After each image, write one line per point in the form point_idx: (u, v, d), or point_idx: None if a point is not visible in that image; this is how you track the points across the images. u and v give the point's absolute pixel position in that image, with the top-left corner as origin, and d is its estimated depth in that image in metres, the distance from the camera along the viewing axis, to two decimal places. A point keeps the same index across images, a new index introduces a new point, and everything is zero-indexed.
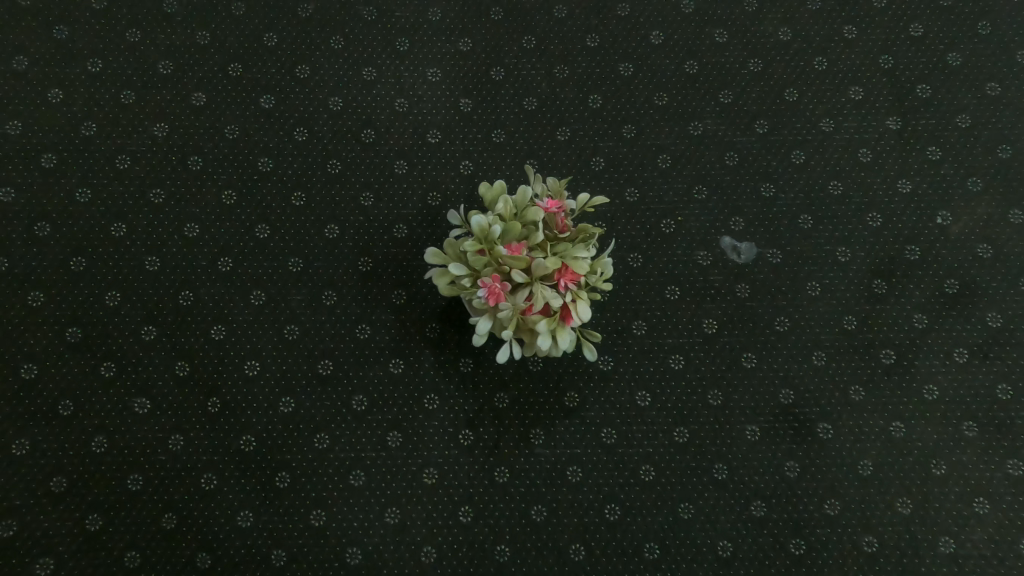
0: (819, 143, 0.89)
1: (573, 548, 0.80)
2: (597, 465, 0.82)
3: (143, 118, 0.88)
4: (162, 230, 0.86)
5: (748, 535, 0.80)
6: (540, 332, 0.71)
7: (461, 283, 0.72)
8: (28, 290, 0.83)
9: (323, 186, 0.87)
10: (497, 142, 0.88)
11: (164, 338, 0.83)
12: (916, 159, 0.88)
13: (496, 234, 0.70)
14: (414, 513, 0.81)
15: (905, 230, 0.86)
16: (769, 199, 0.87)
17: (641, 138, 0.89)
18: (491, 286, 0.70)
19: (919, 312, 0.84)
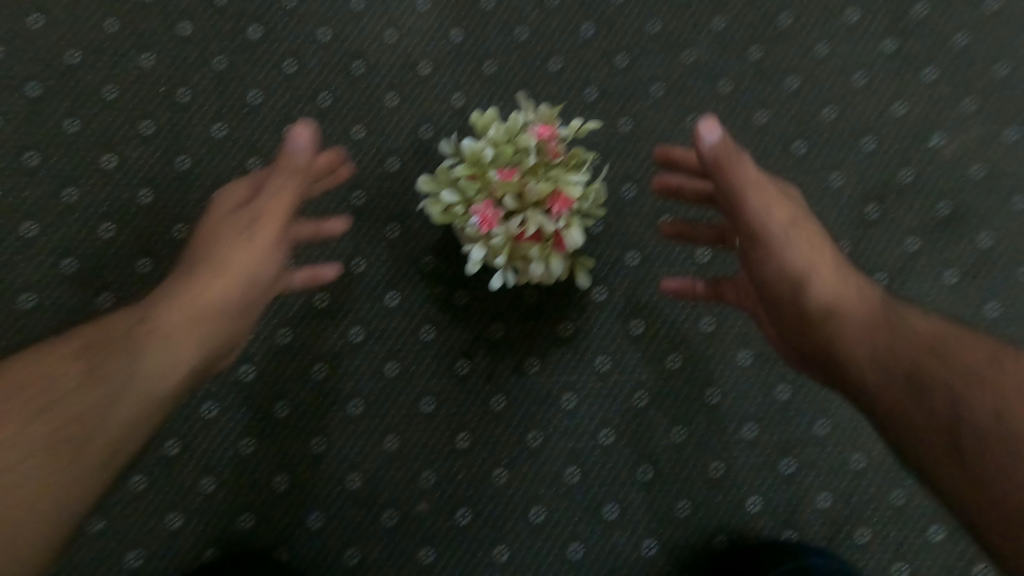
0: (814, 68, 0.88)
1: (568, 471, 0.82)
2: (592, 391, 0.83)
3: (128, 48, 0.87)
4: (153, 163, 0.85)
5: (740, 456, 0.83)
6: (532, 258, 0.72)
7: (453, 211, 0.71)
8: (22, 223, 0.83)
9: (315, 118, 0.87)
10: (489, 73, 0.87)
11: (159, 271, 0.83)
12: (911, 82, 0.87)
13: (487, 158, 0.70)
14: (413, 440, 0.82)
15: (898, 155, 0.86)
16: (763, 126, 0.87)
17: (634, 66, 0.88)
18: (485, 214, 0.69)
19: (911, 236, 0.85)
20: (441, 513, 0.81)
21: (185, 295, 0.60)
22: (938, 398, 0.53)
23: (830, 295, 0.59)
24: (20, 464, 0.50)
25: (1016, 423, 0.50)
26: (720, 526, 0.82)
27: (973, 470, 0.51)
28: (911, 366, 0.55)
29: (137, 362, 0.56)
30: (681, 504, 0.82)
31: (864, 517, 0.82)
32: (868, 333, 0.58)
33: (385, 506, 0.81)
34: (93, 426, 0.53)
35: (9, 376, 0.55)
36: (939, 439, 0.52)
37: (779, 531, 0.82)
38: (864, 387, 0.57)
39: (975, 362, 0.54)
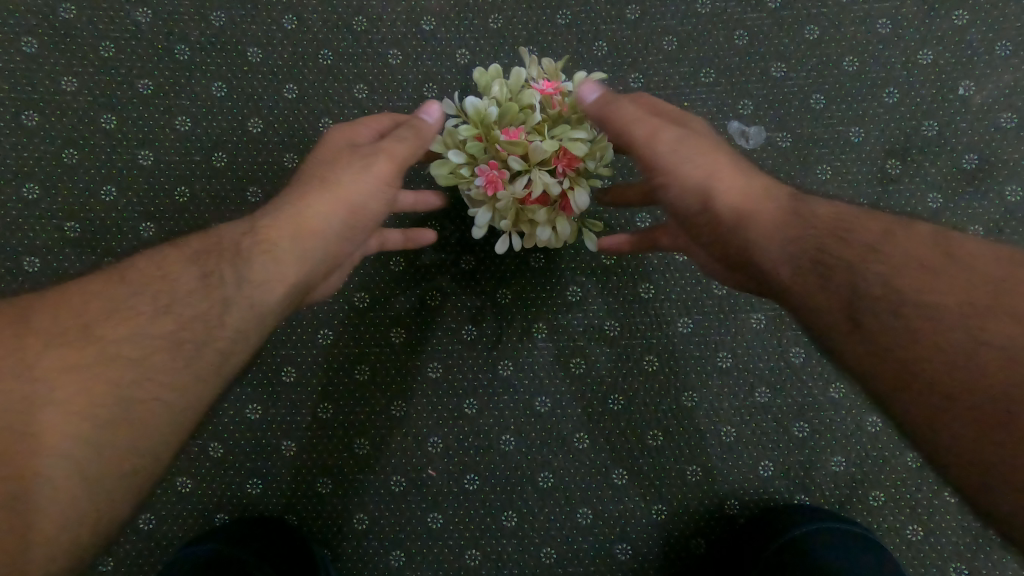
0: (835, 16, 0.84)
1: (576, 437, 0.81)
2: (601, 356, 0.82)
3: (124, 3, 0.84)
4: (153, 124, 0.83)
5: (752, 420, 0.81)
6: (539, 221, 0.70)
7: (459, 172, 0.69)
8: (22, 185, 0.82)
9: (316, 77, 0.84)
10: (495, 28, 0.84)
11: (162, 235, 0.82)
12: (940, 27, 0.83)
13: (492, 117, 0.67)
14: (419, 406, 0.82)
15: (923, 107, 0.82)
16: (780, 79, 0.83)
17: (646, 19, 0.84)
18: (489, 175, 0.67)
19: (934, 191, 0.81)
20: (449, 478, 0.81)
21: (294, 216, 0.61)
22: (839, 273, 0.53)
23: (737, 198, 0.59)
24: (146, 356, 0.51)
25: (905, 287, 0.50)
26: (731, 491, 0.81)
27: (872, 337, 0.50)
28: (818, 250, 0.54)
29: (252, 271, 0.56)
30: (692, 469, 0.81)
31: (878, 479, 0.81)
32: (778, 226, 0.57)
33: (394, 471, 0.81)
34: (210, 324, 0.54)
35: (131, 273, 0.55)
36: (840, 312, 0.52)
37: (792, 495, 0.80)
38: (778, 280, 0.56)
39: (873, 236, 0.54)
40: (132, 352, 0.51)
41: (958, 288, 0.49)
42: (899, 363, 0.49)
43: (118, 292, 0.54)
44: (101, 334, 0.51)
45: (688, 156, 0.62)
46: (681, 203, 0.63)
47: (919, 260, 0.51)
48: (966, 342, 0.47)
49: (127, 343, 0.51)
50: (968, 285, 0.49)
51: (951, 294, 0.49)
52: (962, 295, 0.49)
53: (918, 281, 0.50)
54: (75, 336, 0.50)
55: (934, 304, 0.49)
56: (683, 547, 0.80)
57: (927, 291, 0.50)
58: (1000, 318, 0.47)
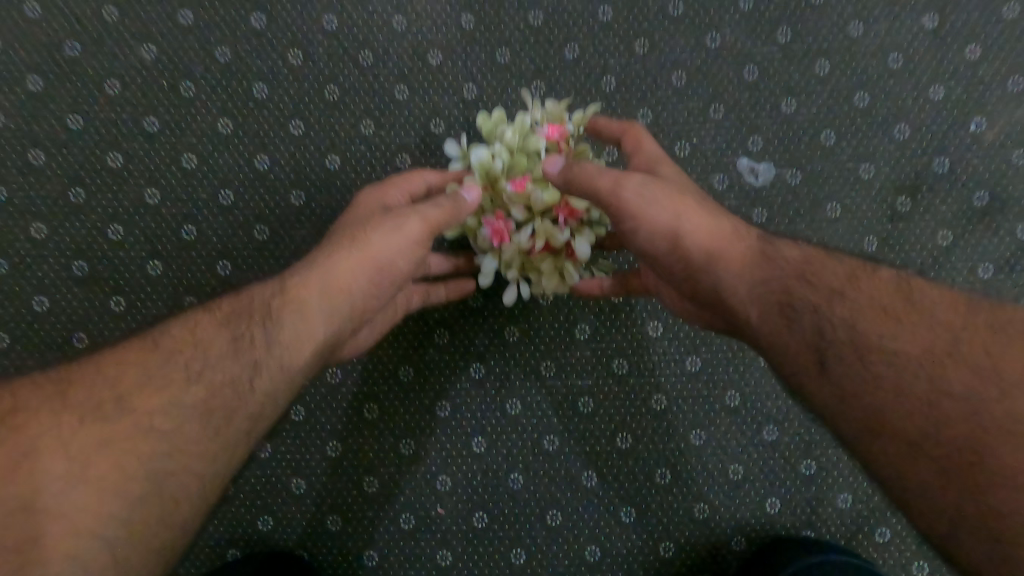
0: (846, 50, 0.83)
1: (585, 474, 0.81)
2: (608, 395, 0.82)
3: (129, 38, 0.83)
4: (159, 162, 0.83)
5: (759, 457, 0.82)
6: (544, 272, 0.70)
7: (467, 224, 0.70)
8: (30, 224, 0.82)
9: (322, 112, 0.83)
10: (502, 63, 0.83)
11: (171, 274, 0.82)
12: (953, 63, 0.82)
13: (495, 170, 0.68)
14: (428, 444, 0.82)
15: (934, 144, 0.82)
16: (790, 114, 0.82)
17: (655, 52, 0.83)
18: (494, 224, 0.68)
19: (944, 229, 0.81)
20: (457, 516, 0.81)
21: (322, 274, 0.58)
22: (806, 316, 0.52)
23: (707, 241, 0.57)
24: (178, 428, 0.51)
25: (868, 331, 0.50)
26: (738, 527, 0.81)
27: (839, 380, 0.50)
28: (785, 291, 0.54)
29: (280, 334, 0.55)
30: (699, 506, 0.81)
31: (884, 516, 0.81)
32: (744, 267, 0.56)
33: (403, 509, 0.82)
34: (240, 392, 0.53)
35: (165, 338, 0.54)
36: (810, 356, 0.51)
37: (798, 531, 0.81)
38: (749, 324, 0.55)
39: (835, 282, 0.53)
40: (166, 422, 0.51)
41: (920, 336, 0.49)
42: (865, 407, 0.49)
43: (153, 363, 0.53)
44: (136, 406, 0.51)
45: (655, 198, 0.59)
46: (649, 247, 0.60)
47: (883, 308, 0.51)
48: (929, 389, 0.47)
49: (162, 413, 0.51)
50: (929, 332, 0.49)
51: (914, 342, 0.49)
52: (925, 343, 0.49)
53: (882, 328, 0.50)
54: (108, 415, 0.50)
55: (898, 351, 0.49)
56: None
57: (892, 336, 0.50)
58: (961, 367, 0.47)
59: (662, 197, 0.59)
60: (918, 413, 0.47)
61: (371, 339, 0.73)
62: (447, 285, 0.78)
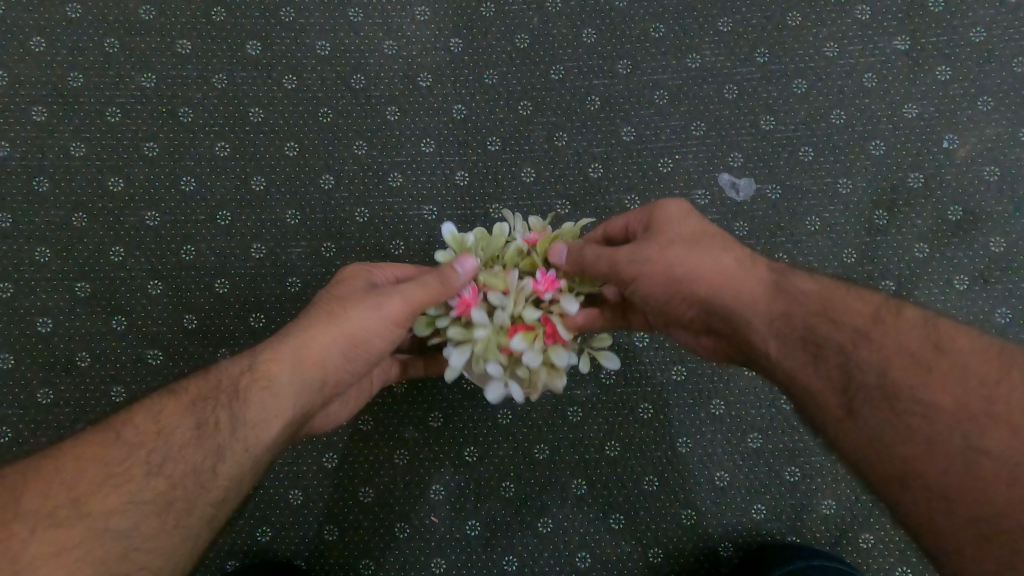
0: (822, 69, 0.86)
1: (574, 483, 0.84)
2: (596, 405, 0.84)
3: (129, 67, 0.87)
4: (159, 185, 0.86)
5: (744, 465, 0.84)
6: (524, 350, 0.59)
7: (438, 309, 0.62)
8: (34, 247, 0.85)
9: (316, 135, 0.86)
10: (490, 85, 0.86)
11: (170, 293, 0.85)
12: (924, 81, 0.85)
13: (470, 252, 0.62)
14: (421, 454, 0.84)
15: (908, 158, 0.84)
16: (769, 131, 0.85)
17: (637, 73, 0.86)
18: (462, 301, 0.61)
19: (920, 241, 0.83)
20: (451, 526, 0.83)
21: (297, 349, 0.59)
22: (830, 357, 0.52)
23: (710, 279, 0.57)
24: (136, 526, 0.50)
25: (899, 382, 0.49)
26: (725, 533, 0.83)
27: (867, 428, 0.49)
28: (807, 327, 0.53)
29: (249, 415, 0.55)
30: (687, 513, 0.83)
31: (867, 522, 0.83)
32: (763, 302, 0.55)
33: (398, 518, 0.84)
34: (203, 480, 0.53)
35: (126, 429, 0.54)
36: (835, 396, 0.51)
37: (784, 537, 0.83)
38: (767, 357, 0.55)
39: (862, 322, 0.52)
40: (124, 521, 0.50)
41: (953, 389, 0.48)
42: (893, 459, 0.49)
43: (112, 457, 0.52)
44: (91, 507, 0.49)
45: (648, 255, 0.59)
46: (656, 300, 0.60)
47: (913, 356, 0.50)
48: (963, 448, 0.46)
49: (121, 512, 0.50)
50: (962, 384, 0.48)
51: (947, 394, 0.48)
52: (958, 397, 0.47)
53: (913, 378, 0.49)
54: (63, 515, 0.49)
55: (931, 404, 0.48)
56: None
57: (921, 388, 0.48)
58: (997, 428, 0.46)
59: (654, 252, 0.59)
60: (950, 471, 0.46)
61: (342, 414, 0.75)
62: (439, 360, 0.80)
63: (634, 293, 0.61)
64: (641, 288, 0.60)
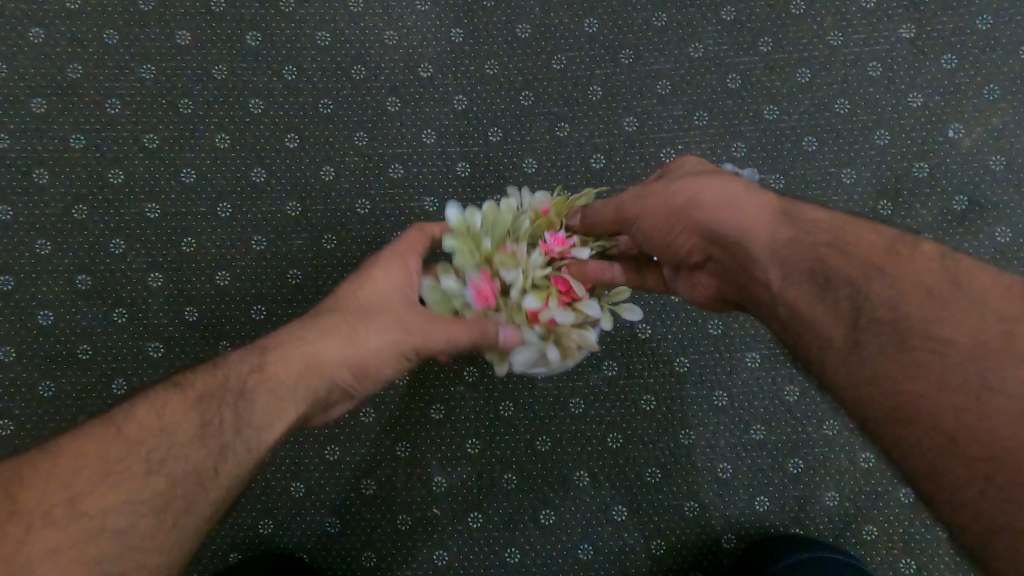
0: (826, 59, 0.85)
1: (577, 475, 0.83)
2: (599, 397, 0.84)
3: (129, 59, 0.86)
4: (159, 177, 0.86)
5: (748, 457, 0.83)
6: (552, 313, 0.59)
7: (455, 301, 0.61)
8: (34, 240, 0.84)
9: (316, 126, 0.86)
10: (491, 75, 0.86)
11: (171, 285, 0.84)
12: (929, 70, 0.84)
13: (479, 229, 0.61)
14: (424, 447, 0.84)
15: (913, 148, 0.84)
16: (772, 121, 0.85)
17: (639, 62, 0.86)
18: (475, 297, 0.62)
19: (926, 232, 0.82)
20: (453, 518, 0.83)
21: (304, 352, 0.59)
22: (840, 288, 0.47)
23: (712, 205, 0.54)
24: (133, 525, 0.48)
25: (912, 317, 0.44)
26: (728, 525, 0.83)
27: (869, 361, 0.44)
28: (812, 254, 0.49)
29: (254, 417, 0.55)
30: (689, 505, 0.83)
31: (872, 514, 0.82)
32: (768, 226, 0.51)
33: (400, 511, 0.83)
34: (204, 479, 0.52)
35: (128, 425, 0.53)
36: (841, 328, 0.46)
37: (787, 529, 0.83)
38: (767, 288, 0.51)
39: (873, 253, 0.48)
40: (121, 520, 0.48)
41: (969, 324, 0.42)
42: (897, 394, 0.43)
43: (112, 455, 0.51)
44: (88, 506, 0.48)
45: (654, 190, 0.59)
46: (659, 237, 0.59)
47: (925, 288, 0.45)
48: (976, 384, 0.40)
49: (118, 510, 0.49)
50: (980, 321, 0.42)
51: (963, 330, 0.42)
52: (975, 332, 0.42)
53: (925, 312, 0.44)
54: (60, 514, 0.47)
55: (945, 339, 0.42)
56: None
57: (933, 322, 0.43)
58: (1012, 361, 0.40)
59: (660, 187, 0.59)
60: (954, 403, 0.41)
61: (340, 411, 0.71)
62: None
63: (639, 232, 0.61)
64: (643, 222, 0.60)
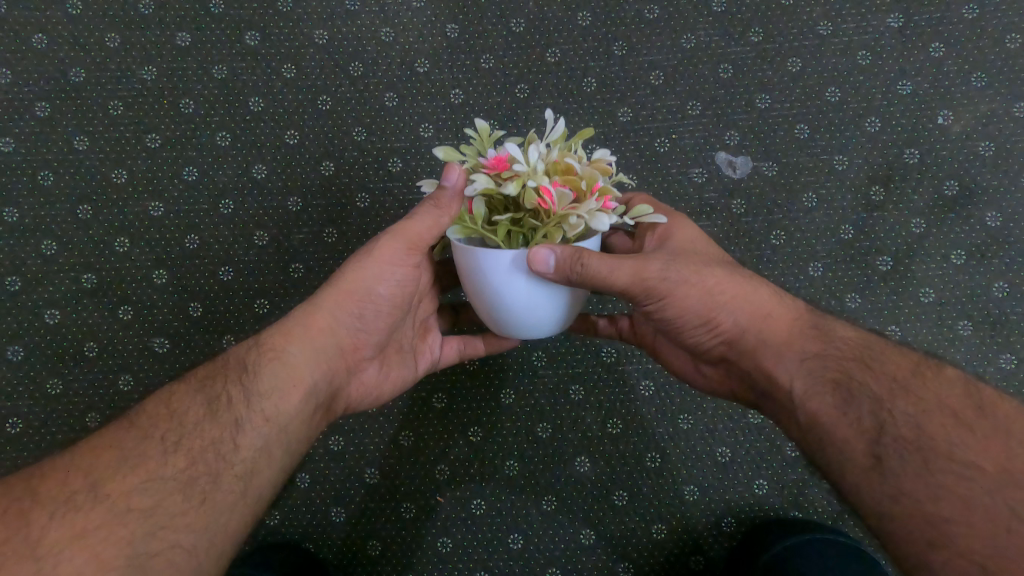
0: (817, 47, 0.86)
1: (578, 460, 0.85)
2: (597, 383, 0.85)
3: (129, 60, 0.87)
4: (162, 176, 0.87)
5: (746, 441, 0.84)
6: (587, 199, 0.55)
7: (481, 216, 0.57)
8: (40, 240, 0.86)
9: (316, 122, 0.87)
10: (486, 69, 0.87)
11: (175, 281, 0.86)
12: (918, 57, 0.85)
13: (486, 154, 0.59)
14: (426, 435, 0.85)
15: (903, 134, 0.85)
16: (764, 110, 0.86)
17: (632, 54, 0.87)
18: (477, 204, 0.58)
19: (917, 217, 0.84)
20: (456, 505, 0.85)
21: (301, 320, 0.61)
22: (862, 402, 0.54)
23: (756, 318, 0.60)
24: (159, 503, 0.50)
25: (935, 436, 0.51)
26: (728, 509, 0.84)
27: (892, 477, 0.50)
28: (840, 370, 0.56)
29: (261, 386, 0.57)
30: (689, 489, 0.84)
31: None
32: (794, 337, 0.59)
33: (404, 499, 0.85)
34: (225, 453, 0.54)
35: (140, 417, 0.55)
36: (861, 444, 0.52)
37: (785, 512, 0.84)
38: (791, 395, 0.57)
39: (901, 374, 0.55)
40: (144, 501, 0.50)
41: (993, 451, 0.49)
42: (922, 517, 0.48)
43: (126, 442, 0.53)
44: (110, 489, 0.50)
45: (682, 276, 0.59)
46: (676, 321, 0.61)
47: (953, 413, 0.52)
48: (1002, 511, 0.46)
49: (141, 492, 0.50)
50: (1003, 449, 0.49)
51: (987, 457, 0.49)
52: (999, 458, 0.48)
53: (952, 436, 0.50)
54: (81, 500, 0.49)
55: (969, 464, 0.49)
56: (684, 564, 0.84)
57: (958, 444, 0.50)
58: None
59: (688, 274, 0.59)
60: (964, 518, 0.47)
61: (383, 392, 0.71)
62: (486, 337, 0.79)
63: (656, 310, 0.61)
64: (671, 304, 0.60)
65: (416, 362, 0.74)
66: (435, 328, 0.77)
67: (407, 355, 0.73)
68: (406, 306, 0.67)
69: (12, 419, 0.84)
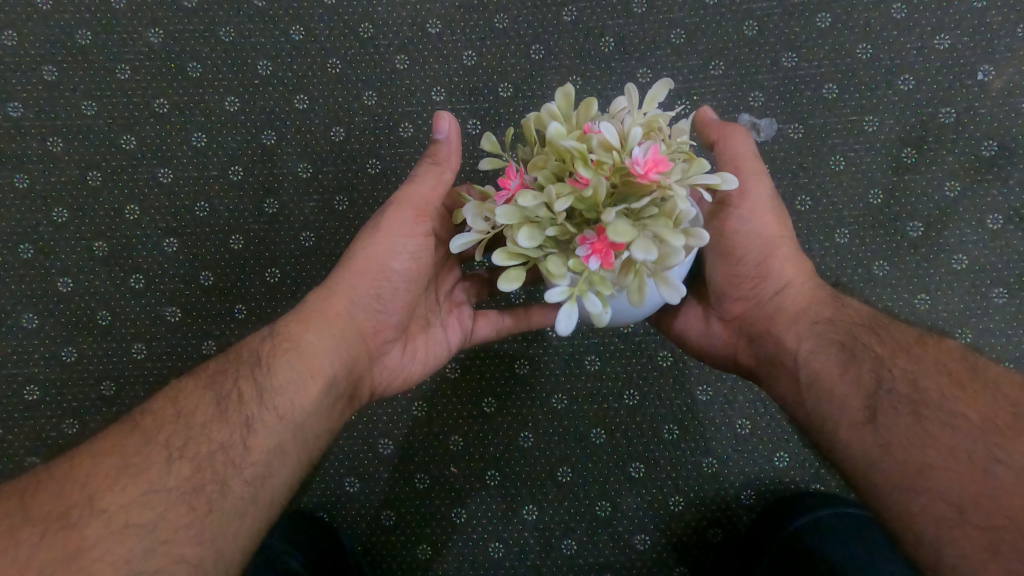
0: (846, 3, 0.83)
1: (593, 432, 0.83)
2: (614, 354, 0.83)
3: (138, 24, 0.86)
4: (171, 142, 0.86)
5: (766, 413, 0.82)
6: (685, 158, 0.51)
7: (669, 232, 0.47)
8: (51, 208, 0.85)
9: (325, 86, 0.85)
10: (500, 28, 0.84)
11: (185, 250, 0.85)
12: (955, 10, 0.81)
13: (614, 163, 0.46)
14: (440, 406, 0.84)
15: (939, 93, 0.81)
16: (790, 69, 0.82)
17: (652, 11, 0.83)
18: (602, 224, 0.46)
19: (950, 180, 0.80)
20: (470, 477, 0.84)
21: (318, 306, 0.61)
22: (864, 362, 0.52)
23: (807, 273, 0.59)
24: (161, 517, 0.49)
25: (929, 392, 0.48)
26: (747, 482, 0.82)
27: (884, 430, 0.48)
28: (848, 335, 0.54)
29: (275, 382, 0.56)
30: (708, 461, 0.82)
31: None
32: (807, 307, 0.57)
33: (418, 470, 0.84)
34: (235, 457, 0.53)
35: (145, 418, 0.54)
36: (858, 400, 0.50)
37: (806, 486, 0.81)
38: (796, 359, 0.55)
39: (906, 341, 0.53)
40: (145, 515, 0.49)
41: (982, 405, 0.47)
42: (910, 461, 0.46)
43: (129, 444, 0.52)
44: (107, 505, 0.49)
45: (767, 207, 0.59)
46: (733, 250, 0.58)
47: (948, 373, 0.49)
48: (982, 453, 0.44)
49: (140, 505, 0.49)
50: (993, 404, 0.47)
51: (976, 410, 0.47)
52: (987, 411, 0.46)
53: (948, 390, 0.48)
54: (75, 518, 0.48)
55: (957, 414, 0.47)
56: (701, 537, 0.81)
57: (949, 398, 0.48)
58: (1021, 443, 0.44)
59: (773, 210, 0.59)
60: (948, 460, 0.45)
61: (409, 374, 0.69)
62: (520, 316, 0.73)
63: (723, 229, 0.58)
64: (747, 225, 0.58)
65: (442, 341, 0.70)
66: (467, 304, 0.73)
67: (438, 335, 0.70)
68: (425, 280, 0.64)
69: (29, 387, 0.83)
